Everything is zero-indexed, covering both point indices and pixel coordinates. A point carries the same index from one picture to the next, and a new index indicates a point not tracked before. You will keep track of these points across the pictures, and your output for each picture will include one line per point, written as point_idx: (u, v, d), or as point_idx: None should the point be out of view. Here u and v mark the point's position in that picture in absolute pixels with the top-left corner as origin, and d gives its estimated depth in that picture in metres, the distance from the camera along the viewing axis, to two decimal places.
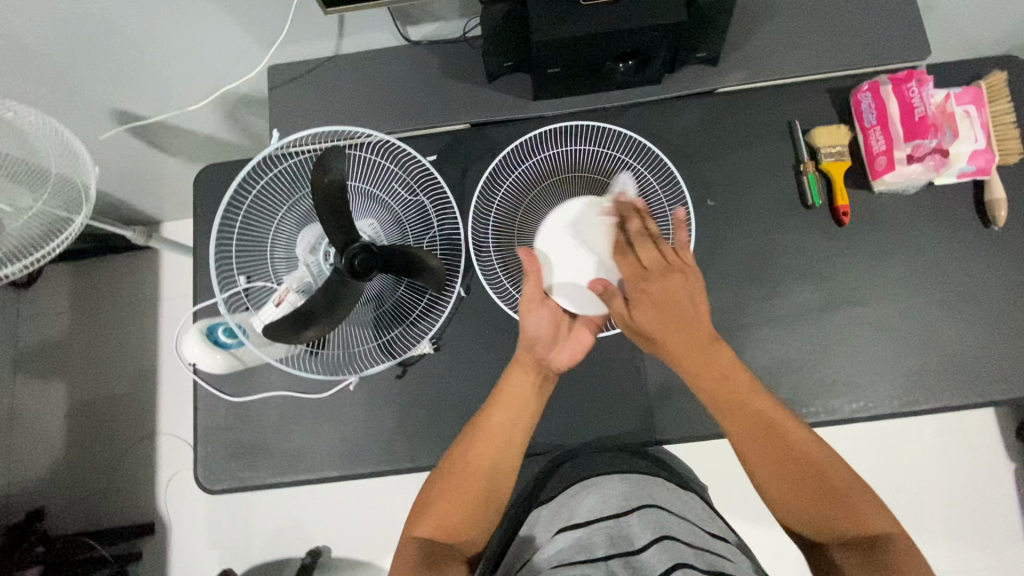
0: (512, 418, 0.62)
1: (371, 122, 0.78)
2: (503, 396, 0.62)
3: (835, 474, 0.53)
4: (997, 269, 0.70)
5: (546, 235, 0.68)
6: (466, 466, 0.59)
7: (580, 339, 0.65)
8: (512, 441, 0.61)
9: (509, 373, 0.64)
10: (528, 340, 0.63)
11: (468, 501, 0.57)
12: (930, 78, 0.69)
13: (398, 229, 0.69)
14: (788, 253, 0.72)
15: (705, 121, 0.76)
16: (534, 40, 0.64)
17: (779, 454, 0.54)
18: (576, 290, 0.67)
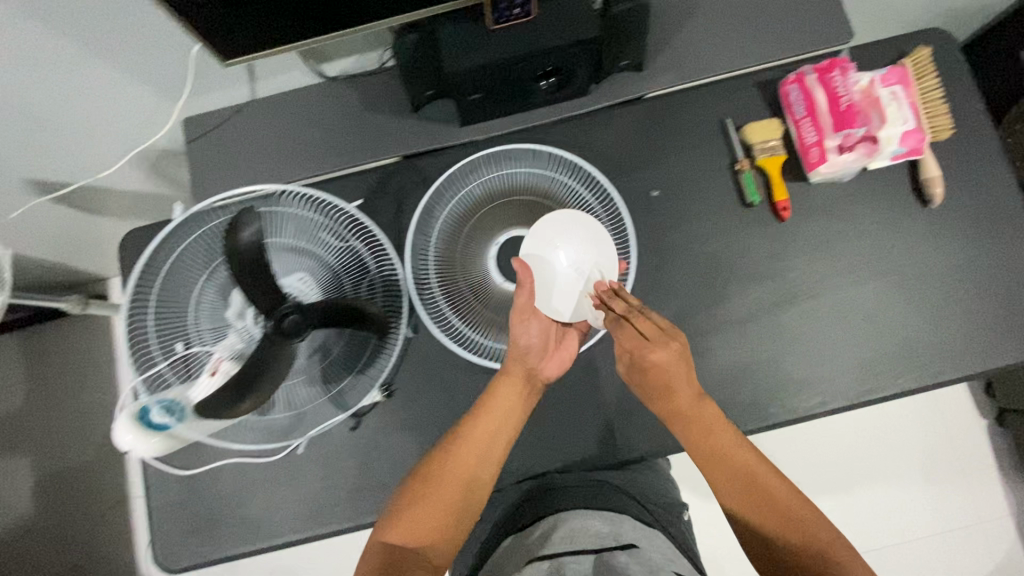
0: (497, 427, 0.63)
1: (297, 166, 0.75)
2: (489, 404, 0.63)
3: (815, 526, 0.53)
4: (939, 246, 0.70)
5: (534, 241, 0.67)
6: (443, 473, 0.60)
7: (566, 347, 0.68)
8: (494, 452, 0.62)
9: (498, 381, 0.64)
10: (518, 351, 0.64)
11: (442, 508, 0.58)
12: (851, 64, 0.68)
13: (333, 279, 0.66)
14: (734, 255, 0.71)
15: (636, 128, 0.75)
16: (447, 71, 0.62)
17: (758, 495, 0.56)
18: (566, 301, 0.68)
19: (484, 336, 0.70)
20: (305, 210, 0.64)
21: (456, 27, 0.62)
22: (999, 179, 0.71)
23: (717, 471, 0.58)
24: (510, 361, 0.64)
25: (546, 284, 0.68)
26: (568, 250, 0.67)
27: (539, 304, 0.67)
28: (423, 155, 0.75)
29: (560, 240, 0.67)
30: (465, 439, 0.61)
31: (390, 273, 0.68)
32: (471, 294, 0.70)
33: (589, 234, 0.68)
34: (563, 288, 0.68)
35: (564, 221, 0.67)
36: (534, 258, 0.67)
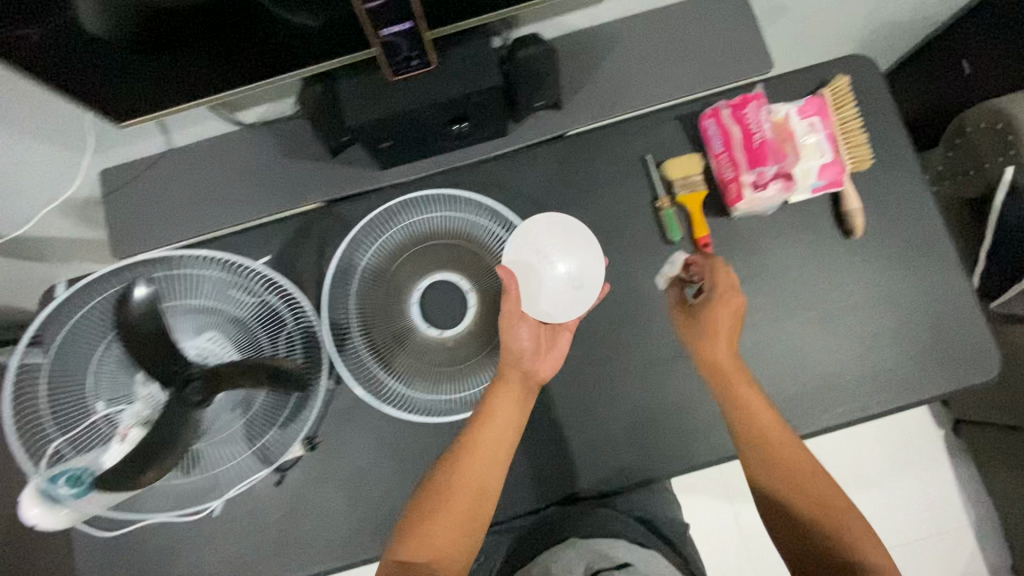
0: (499, 435, 0.61)
1: (216, 216, 0.74)
2: (488, 413, 0.62)
3: (846, 515, 0.54)
4: (862, 279, 0.70)
5: (519, 248, 0.67)
6: (454, 484, 0.59)
7: (558, 346, 0.68)
8: (500, 455, 0.61)
9: (495, 389, 0.63)
10: (512, 356, 0.64)
11: (455, 522, 0.58)
12: (764, 97, 0.68)
13: (249, 336, 0.65)
14: (656, 294, 0.72)
15: (558, 167, 0.74)
16: (349, 125, 0.61)
17: (790, 475, 0.57)
18: (558, 304, 0.67)
19: (405, 388, 0.68)
20: (211, 269, 0.63)
21: (354, 79, 0.61)
22: (921, 208, 0.70)
23: (750, 444, 0.59)
24: (506, 367, 0.64)
25: (531, 288, 0.67)
26: (552, 254, 0.68)
27: (526, 308, 0.67)
28: (345, 201, 0.75)
29: (545, 246, 0.68)
30: (470, 447, 0.61)
31: (309, 326, 0.67)
32: (393, 342, 0.70)
33: (575, 238, 0.69)
34: (549, 290, 0.67)
35: (544, 227, 0.68)
36: (519, 263, 0.67)
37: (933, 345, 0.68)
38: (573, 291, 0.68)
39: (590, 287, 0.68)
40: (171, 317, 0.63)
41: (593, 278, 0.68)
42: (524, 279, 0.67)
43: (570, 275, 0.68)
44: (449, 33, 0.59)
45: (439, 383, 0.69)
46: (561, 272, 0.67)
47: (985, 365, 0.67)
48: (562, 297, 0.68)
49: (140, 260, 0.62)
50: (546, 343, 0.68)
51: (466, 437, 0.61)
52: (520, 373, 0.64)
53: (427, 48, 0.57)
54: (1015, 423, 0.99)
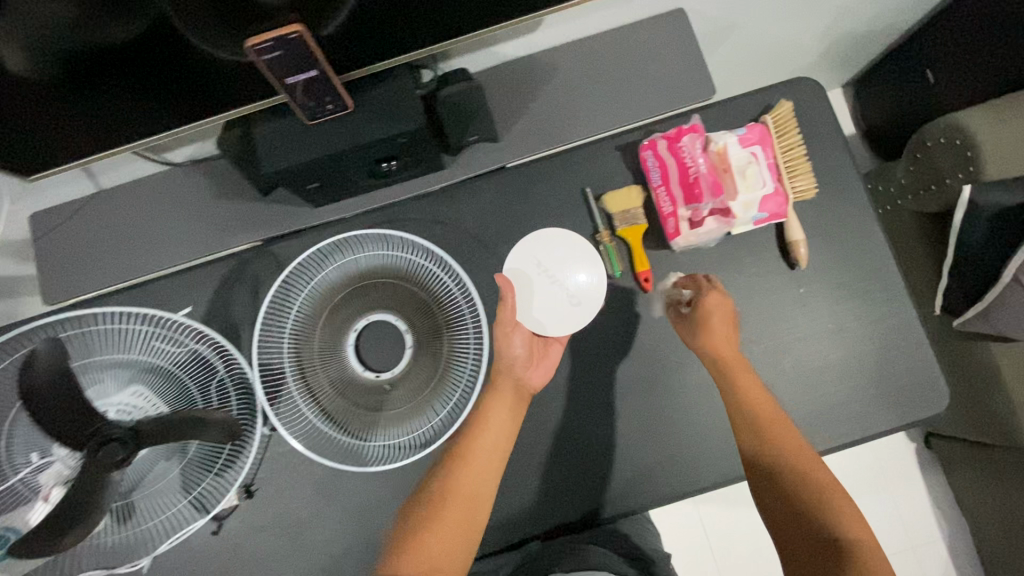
0: (495, 444, 0.61)
1: (147, 258, 0.72)
2: (483, 420, 0.62)
3: (844, 520, 0.51)
4: (809, 311, 0.67)
5: (519, 259, 0.69)
6: (449, 491, 0.58)
7: (551, 357, 0.68)
8: (493, 464, 0.60)
9: (488, 397, 0.63)
10: (504, 363, 0.65)
11: (451, 532, 0.56)
12: (700, 128, 0.66)
13: (175, 387, 0.63)
14: (598, 331, 0.70)
15: (498, 200, 0.72)
16: (267, 170, 0.59)
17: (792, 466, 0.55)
18: (550, 317, 0.68)
19: (342, 434, 0.67)
20: (131, 322, 0.61)
21: (270, 125, 0.59)
22: (868, 237, 0.68)
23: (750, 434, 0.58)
24: (499, 375, 0.65)
25: (528, 299, 0.68)
26: (554, 267, 0.68)
27: (522, 318, 0.67)
28: (278, 241, 0.72)
29: (544, 259, 0.68)
30: (467, 457, 0.60)
31: (242, 374, 0.66)
32: (329, 386, 0.68)
33: (575, 253, 0.69)
34: (548, 303, 0.68)
35: (547, 240, 0.69)
36: (519, 273, 0.69)
37: (880, 380, 0.66)
38: (571, 307, 0.68)
39: (588, 304, 0.68)
40: (86, 377, 0.62)
41: (592, 295, 0.68)
42: (521, 288, 0.68)
43: (564, 289, 0.68)
44: (363, 74, 0.58)
45: (376, 428, 0.67)
46: (555, 287, 0.68)
47: (933, 399, 0.65)
48: (560, 311, 0.68)
49: (61, 320, 0.64)
50: (539, 352, 0.68)
51: (463, 446, 0.61)
52: (511, 380, 0.65)
53: (342, 91, 0.55)
54: (983, 440, 0.97)
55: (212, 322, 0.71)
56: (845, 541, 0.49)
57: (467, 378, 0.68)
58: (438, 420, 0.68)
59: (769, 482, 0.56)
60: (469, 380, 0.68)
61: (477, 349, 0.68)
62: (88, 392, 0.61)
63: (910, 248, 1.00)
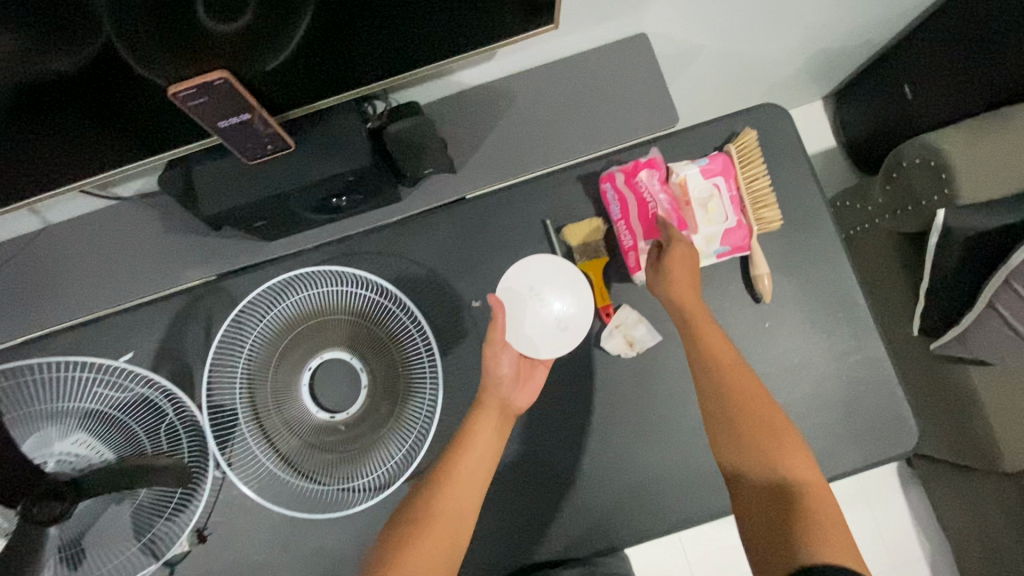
0: (479, 464, 0.59)
1: (94, 295, 0.70)
2: (466, 440, 0.59)
3: (791, 464, 0.51)
4: (774, 347, 0.65)
5: (509, 283, 0.66)
6: (433, 512, 0.55)
7: (535, 379, 0.65)
8: (477, 485, 0.58)
9: (474, 417, 0.61)
10: (491, 381, 0.62)
11: (431, 553, 0.53)
12: (659, 162, 0.65)
13: (120, 433, 0.62)
14: (559, 367, 0.68)
15: (456, 232, 0.70)
16: (211, 213, 0.58)
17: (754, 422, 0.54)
18: (540, 342, 0.66)
19: (296, 478, 0.65)
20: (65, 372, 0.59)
21: (213, 166, 0.58)
22: (834, 269, 0.66)
23: (716, 390, 0.56)
24: (486, 394, 0.62)
25: (517, 321, 0.66)
26: (545, 289, 0.66)
27: (510, 337, 0.65)
28: (231, 276, 0.70)
29: (536, 283, 0.66)
30: (452, 474, 0.58)
31: (191, 417, 0.64)
32: (281, 427, 0.65)
33: (568, 280, 0.67)
34: (535, 325, 0.66)
35: (541, 264, 0.66)
36: (510, 292, 0.66)
37: (847, 417, 0.64)
38: (557, 331, 0.66)
39: (576, 330, 0.66)
40: (24, 428, 0.59)
41: (581, 321, 0.66)
42: (510, 312, 0.66)
43: (555, 313, 0.66)
44: (307, 111, 0.57)
45: (332, 470, 0.65)
46: (545, 311, 0.66)
47: (901, 437, 0.63)
48: (547, 335, 0.66)
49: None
50: (524, 373, 0.65)
51: (447, 466, 0.58)
52: (499, 401, 0.62)
53: (281, 133, 0.54)
54: (963, 463, 0.95)
55: (163, 360, 0.69)
56: (794, 488, 0.49)
57: (423, 417, 0.66)
58: (394, 462, 0.65)
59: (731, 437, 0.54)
60: (425, 421, 0.66)
61: (432, 388, 0.66)
62: (25, 444, 0.59)
63: (888, 268, 0.98)
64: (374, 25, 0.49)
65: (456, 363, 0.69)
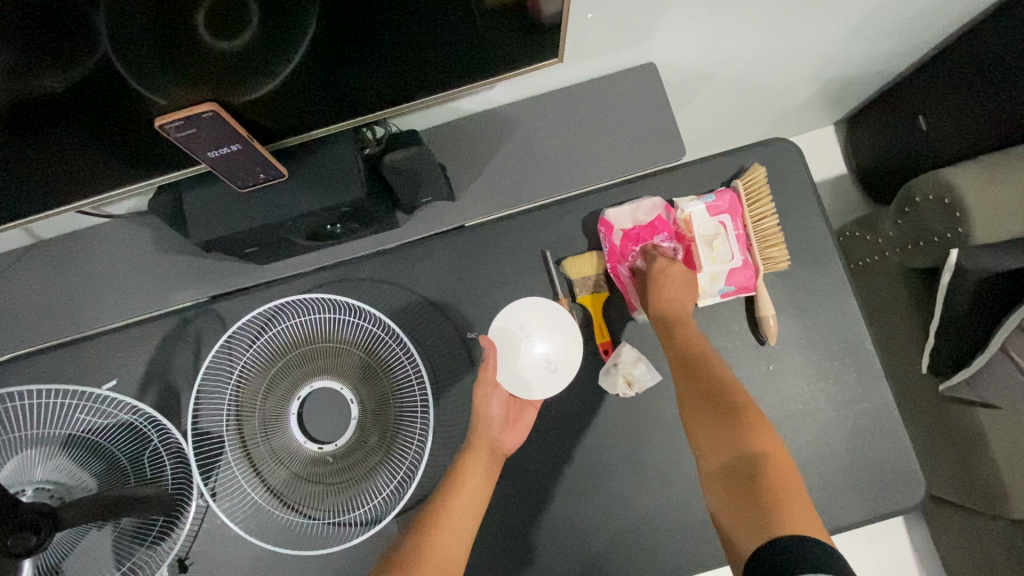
0: (470, 503, 0.57)
1: (85, 313, 0.69)
2: (455, 482, 0.58)
3: (754, 437, 0.50)
4: (778, 392, 0.63)
5: (501, 324, 0.65)
6: (420, 555, 0.53)
7: (523, 421, 0.64)
8: (467, 528, 0.56)
9: (463, 460, 0.59)
10: (482, 423, 0.60)
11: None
12: (660, 223, 0.65)
13: (101, 460, 0.60)
14: (554, 403, 0.65)
15: (454, 261, 0.69)
16: (200, 241, 0.56)
17: (720, 401, 0.53)
18: (530, 383, 0.64)
19: (282, 508, 0.64)
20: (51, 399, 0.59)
21: (204, 191, 0.57)
22: (842, 312, 0.64)
23: (686, 372, 0.56)
24: (475, 436, 0.60)
25: (507, 362, 0.64)
26: (535, 330, 0.64)
27: (502, 378, 0.64)
28: (224, 298, 0.69)
29: (526, 324, 0.64)
30: (443, 513, 0.56)
31: (177, 445, 0.62)
32: (268, 456, 0.64)
33: (558, 321, 0.64)
34: (527, 366, 0.64)
35: (531, 305, 0.65)
36: (503, 332, 0.65)
37: (850, 468, 0.62)
38: (548, 372, 0.64)
39: (566, 371, 0.64)
40: (2, 454, 0.58)
41: (571, 363, 0.64)
42: (501, 354, 0.64)
43: (544, 354, 0.64)
44: (302, 139, 0.55)
45: (318, 502, 0.63)
46: (534, 352, 0.64)
47: (908, 492, 0.61)
48: (538, 376, 0.64)
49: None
50: (514, 414, 0.64)
51: (436, 508, 0.56)
52: (488, 442, 0.60)
53: (270, 159, 0.52)
54: (969, 506, 0.92)
55: (151, 383, 0.68)
56: (757, 460, 0.48)
57: (414, 450, 0.64)
58: (383, 496, 0.64)
59: (701, 416, 0.53)
60: (414, 458, 0.64)
61: (425, 420, 0.64)
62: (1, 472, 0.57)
63: (897, 303, 0.95)
64: (369, 54, 0.47)
65: (449, 395, 0.67)
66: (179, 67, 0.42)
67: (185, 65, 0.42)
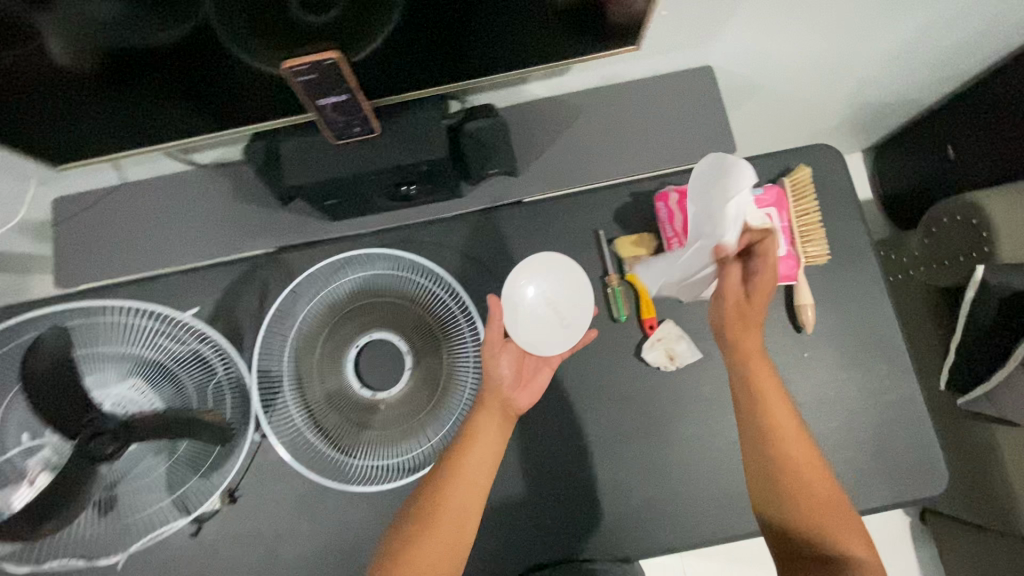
0: (484, 459, 0.59)
1: (163, 252, 0.74)
2: (467, 437, 0.60)
3: (823, 502, 0.55)
4: (812, 377, 0.67)
5: (516, 281, 0.69)
6: (437, 511, 0.57)
7: (537, 381, 0.66)
8: (476, 485, 0.58)
9: (475, 415, 0.61)
10: (490, 383, 0.63)
11: (442, 551, 0.56)
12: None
13: (170, 385, 0.64)
14: (598, 373, 0.69)
15: (511, 232, 0.73)
16: (290, 185, 0.61)
17: (789, 460, 0.56)
18: (543, 337, 0.68)
19: (334, 451, 0.67)
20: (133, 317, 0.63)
21: (298, 141, 0.62)
22: (876, 309, 0.68)
23: (755, 424, 0.57)
24: (487, 395, 0.62)
25: (524, 316, 0.69)
26: (548, 288, 0.70)
27: (517, 334, 0.68)
28: (292, 250, 0.73)
29: (540, 282, 0.70)
30: (456, 467, 0.59)
31: (239, 377, 0.66)
32: (325, 400, 0.68)
33: (570, 280, 0.70)
34: (540, 322, 0.69)
35: (546, 264, 0.70)
36: (517, 289, 0.69)
37: (877, 456, 0.65)
38: (560, 328, 0.69)
39: (577, 327, 0.69)
40: (86, 365, 0.62)
41: (581, 319, 0.69)
42: (516, 309, 0.69)
43: (558, 311, 0.69)
44: (390, 101, 0.60)
45: (367, 447, 0.67)
46: (548, 308, 0.69)
47: (931, 482, 0.64)
48: (550, 331, 0.69)
49: (67, 309, 0.63)
50: (528, 374, 0.66)
51: (450, 460, 0.59)
52: (499, 399, 0.62)
53: (370, 115, 0.57)
54: (978, 522, 0.95)
55: (217, 322, 0.72)
56: (827, 527, 0.54)
57: (465, 402, 0.68)
58: (430, 445, 0.67)
59: (767, 464, 0.56)
60: (466, 407, 0.68)
61: (476, 373, 0.68)
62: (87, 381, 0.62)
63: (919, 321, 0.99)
64: (465, 27, 0.52)
65: None
66: (276, 17, 0.45)
67: (283, 24, 0.46)
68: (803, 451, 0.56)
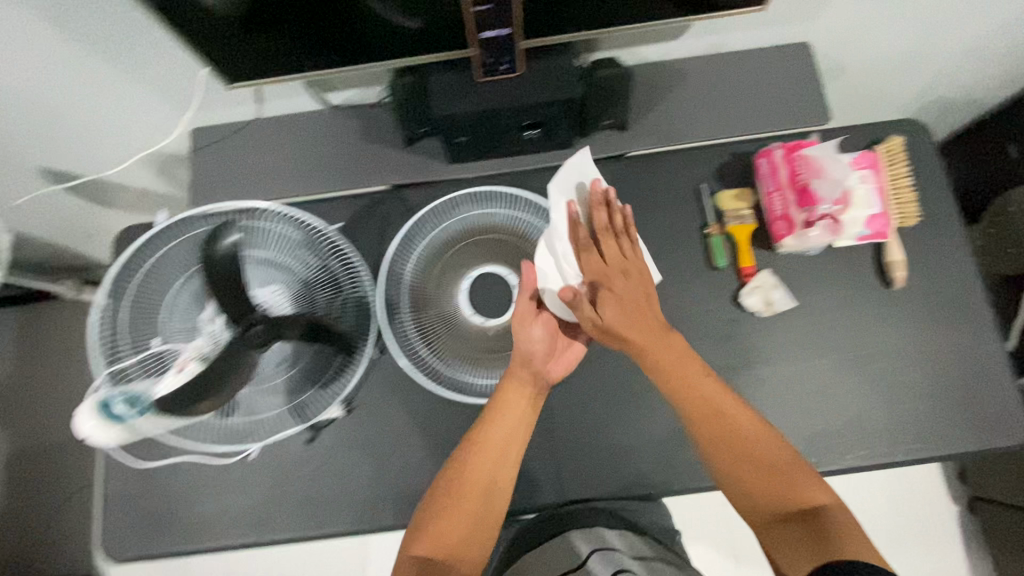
0: (511, 430, 0.63)
1: (291, 182, 0.80)
2: (494, 410, 0.64)
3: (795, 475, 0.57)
4: (899, 328, 0.71)
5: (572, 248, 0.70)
6: (463, 483, 0.61)
7: (570, 350, 0.69)
8: (505, 455, 0.63)
9: (505, 386, 0.65)
10: (522, 354, 0.65)
11: (463, 520, 0.60)
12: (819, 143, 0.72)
13: (305, 295, 0.69)
14: (697, 314, 0.73)
15: (616, 182, 0.78)
16: (436, 115, 0.67)
17: (743, 440, 0.59)
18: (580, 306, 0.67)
19: (446, 369, 0.71)
20: (280, 228, 0.69)
21: (444, 77, 0.67)
22: (961, 269, 0.72)
23: (709, 424, 0.60)
24: (518, 362, 0.65)
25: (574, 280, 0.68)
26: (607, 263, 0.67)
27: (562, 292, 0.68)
28: (411, 187, 0.79)
29: None
30: (484, 441, 0.63)
31: (363, 296, 0.70)
32: (439, 322, 0.72)
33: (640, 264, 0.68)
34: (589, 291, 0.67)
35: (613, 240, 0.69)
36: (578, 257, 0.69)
37: (961, 403, 0.69)
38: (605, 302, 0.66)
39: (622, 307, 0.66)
40: None
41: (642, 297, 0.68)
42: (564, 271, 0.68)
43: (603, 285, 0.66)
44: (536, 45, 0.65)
45: (476, 368, 0.71)
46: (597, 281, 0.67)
47: (1011, 430, 0.68)
48: None
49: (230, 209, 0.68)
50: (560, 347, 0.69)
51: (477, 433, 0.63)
52: (533, 370, 0.66)
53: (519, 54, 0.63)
54: None
55: None
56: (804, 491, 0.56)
57: None
58: None
59: (726, 448, 0.59)
60: None
61: None
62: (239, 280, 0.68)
63: None
64: None
65: None
66: None
67: None
68: (755, 430, 0.59)
